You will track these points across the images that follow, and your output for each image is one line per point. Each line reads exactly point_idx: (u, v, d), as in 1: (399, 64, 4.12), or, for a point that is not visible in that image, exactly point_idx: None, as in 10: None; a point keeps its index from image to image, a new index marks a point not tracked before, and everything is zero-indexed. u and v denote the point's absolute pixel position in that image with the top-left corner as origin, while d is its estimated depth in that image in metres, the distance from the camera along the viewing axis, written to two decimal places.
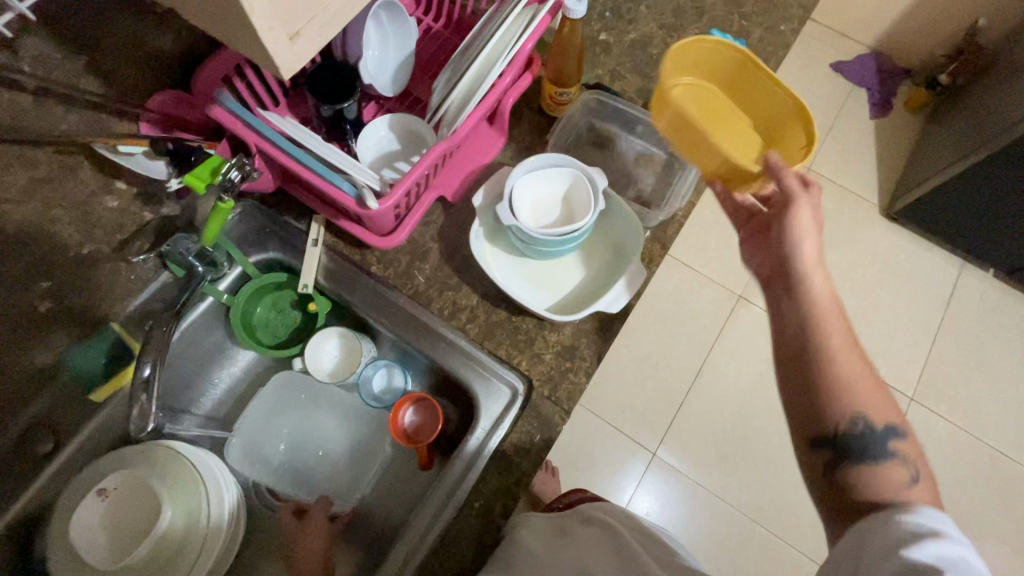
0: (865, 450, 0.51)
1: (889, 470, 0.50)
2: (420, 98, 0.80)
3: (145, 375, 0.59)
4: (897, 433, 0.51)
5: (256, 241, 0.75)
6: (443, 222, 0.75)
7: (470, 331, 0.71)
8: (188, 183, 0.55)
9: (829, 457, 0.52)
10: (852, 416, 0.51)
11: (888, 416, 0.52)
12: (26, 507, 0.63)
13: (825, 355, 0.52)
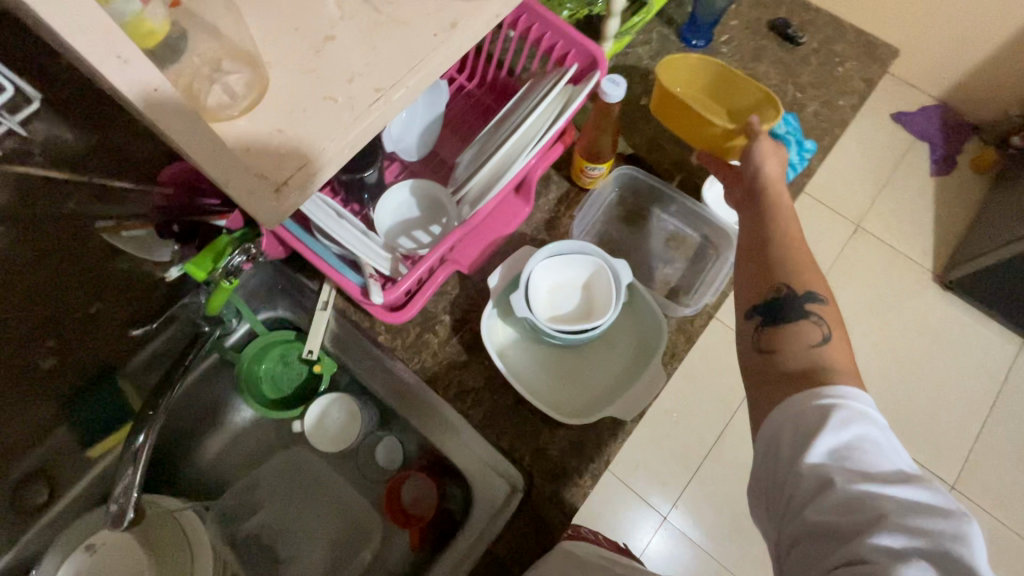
0: (784, 314, 0.53)
1: (811, 331, 0.52)
2: (445, 160, 0.77)
3: (137, 444, 0.61)
4: (820, 301, 0.53)
5: (267, 298, 0.73)
6: (457, 294, 0.72)
7: (473, 415, 0.68)
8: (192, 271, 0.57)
9: (761, 322, 0.54)
10: (783, 284, 0.55)
11: (814, 287, 0.55)
12: (18, 555, 0.64)
13: (781, 234, 0.59)
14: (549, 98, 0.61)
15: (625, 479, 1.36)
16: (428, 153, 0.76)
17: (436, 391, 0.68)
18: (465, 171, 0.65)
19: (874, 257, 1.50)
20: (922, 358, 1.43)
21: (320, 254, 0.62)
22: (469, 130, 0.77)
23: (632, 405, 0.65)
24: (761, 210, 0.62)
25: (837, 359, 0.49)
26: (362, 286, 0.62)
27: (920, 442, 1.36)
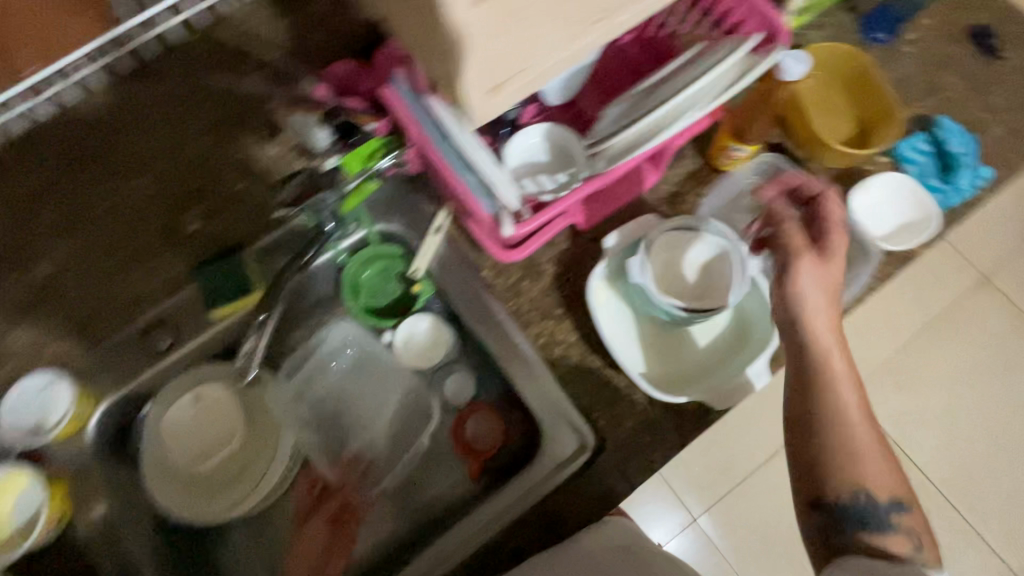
0: (863, 522, 0.54)
1: (900, 539, 0.53)
2: (584, 115, 0.75)
3: (259, 320, 0.70)
4: (904, 510, 0.54)
5: (384, 212, 0.75)
6: (567, 248, 0.72)
7: (558, 367, 0.69)
8: (347, 161, 0.65)
9: (825, 520, 0.55)
10: (856, 490, 0.55)
11: (897, 495, 0.55)
12: (138, 387, 0.71)
13: (852, 472, 0.55)
14: (727, 63, 0.57)
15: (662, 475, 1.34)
16: (567, 103, 0.75)
17: (527, 338, 0.70)
18: (609, 125, 0.63)
19: (997, 315, 1.36)
20: (1017, 436, 1.31)
21: (456, 174, 0.61)
22: (614, 87, 0.75)
23: (726, 396, 0.63)
24: (819, 396, 0.56)
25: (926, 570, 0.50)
26: (494, 216, 0.62)
27: (990, 519, 1.27)
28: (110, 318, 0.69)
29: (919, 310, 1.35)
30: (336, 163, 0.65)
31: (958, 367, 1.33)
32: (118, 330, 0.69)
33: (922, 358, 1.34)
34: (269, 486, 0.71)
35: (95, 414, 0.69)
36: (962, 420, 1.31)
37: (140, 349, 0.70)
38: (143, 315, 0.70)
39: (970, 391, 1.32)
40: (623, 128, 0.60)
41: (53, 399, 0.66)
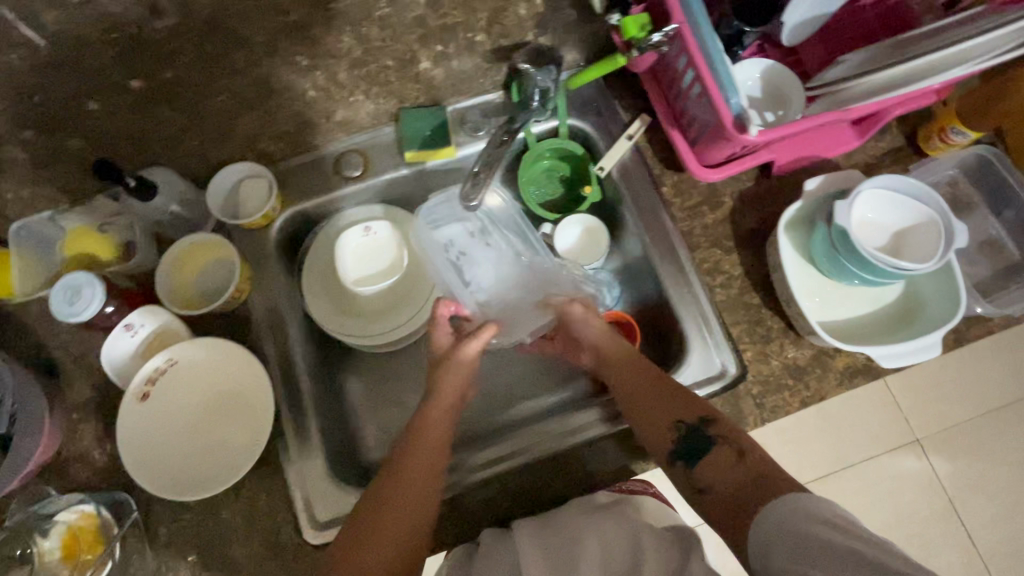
0: (695, 453, 0.57)
1: (725, 450, 0.56)
2: (801, 65, 0.75)
3: (476, 169, 0.69)
4: (713, 423, 0.58)
5: (581, 108, 0.77)
6: (751, 187, 0.73)
7: (716, 293, 0.70)
8: (624, 23, 0.61)
9: (681, 470, 0.57)
10: (676, 423, 0.59)
11: (701, 411, 0.59)
12: (311, 208, 0.73)
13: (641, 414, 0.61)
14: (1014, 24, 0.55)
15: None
16: (789, 48, 0.75)
17: (693, 260, 0.71)
18: (842, 73, 0.64)
19: None
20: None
21: (714, 63, 0.57)
22: (841, 44, 0.73)
23: (898, 358, 0.63)
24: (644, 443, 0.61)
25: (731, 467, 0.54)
26: (739, 116, 0.56)
27: None
28: (312, 132, 0.72)
29: (1004, 386, 1.30)
30: (618, 21, 0.62)
31: (1017, 444, 1.32)
32: (318, 148, 0.72)
33: (988, 427, 1.32)
34: (413, 325, 0.76)
35: (280, 217, 0.72)
36: (996, 491, 1.34)
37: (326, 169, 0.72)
38: (344, 139, 0.73)
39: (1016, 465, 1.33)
40: (869, 73, 0.60)
41: (246, 191, 0.70)
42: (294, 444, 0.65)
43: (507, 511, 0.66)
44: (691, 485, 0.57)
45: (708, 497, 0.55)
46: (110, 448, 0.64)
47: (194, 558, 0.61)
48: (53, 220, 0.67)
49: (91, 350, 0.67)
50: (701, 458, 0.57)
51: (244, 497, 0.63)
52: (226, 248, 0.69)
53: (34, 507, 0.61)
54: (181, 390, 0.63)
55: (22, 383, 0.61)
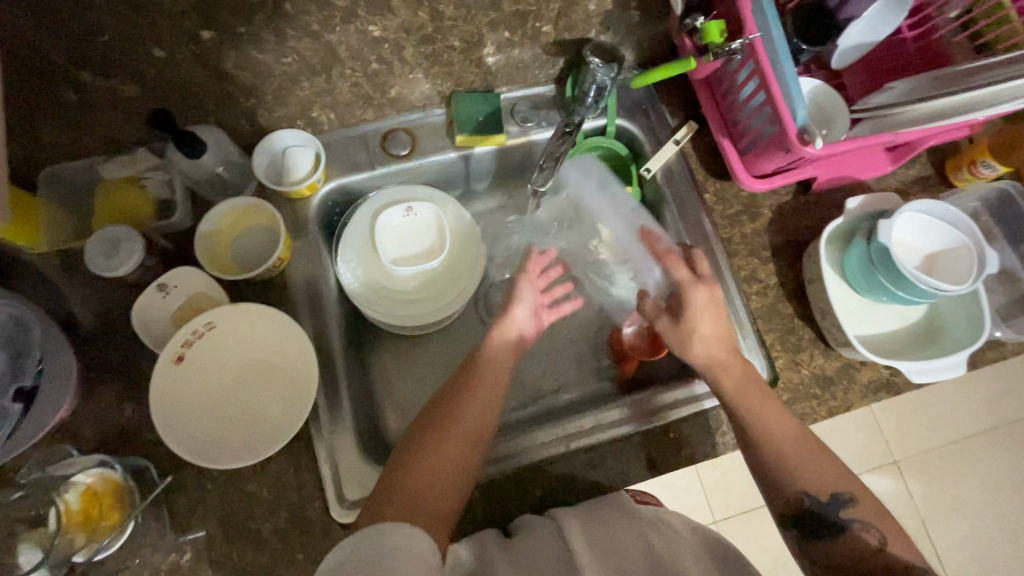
0: (816, 529, 0.56)
1: (858, 538, 0.55)
2: (844, 89, 0.78)
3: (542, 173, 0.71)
4: (849, 505, 0.56)
5: (630, 108, 0.77)
6: (789, 201, 0.75)
7: (752, 301, 0.72)
8: (709, 28, 0.62)
9: (799, 536, 0.57)
10: (802, 495, 0.57)
11: (833, 490, 0.57)
12: (355, 183, 0.72)
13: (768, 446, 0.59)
14: None
15: (696, 471, 1.31)
16: (834, 71, 0.78)
17: (732, 265, 0.73)
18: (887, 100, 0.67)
19: None
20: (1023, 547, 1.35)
21: (782, 77, 0.59)
22: (882, 72, 0.77)
23: (924, 374, 0.65)
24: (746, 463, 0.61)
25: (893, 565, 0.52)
26: (802, 129, 0.59)
27: None
28: (365, 106, 0.70)
29: (972, 414, 1.40)
30: (699, 24, 0.63)
31: (984, 473, 1.37)
32: (365, 122, 0.71)
33: (958, 455, 1.38)
34: (448, 312, 0.74)
35: (324, 186, 0.70)
36: (966, 514, 1.36)
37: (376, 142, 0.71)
38: (394, 116, 0.71)
39: (986, 492, 1.37)
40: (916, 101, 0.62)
41: (291, 159, 0.66)
42: (327, 417, 0.63)
43: (540, 499, 0.64)
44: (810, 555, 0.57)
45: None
46: (132, 411, 0.61)
47: (215, 531, 0.58)
48: (90, 168, 0.64)
49: (116, 306, 0.63)
50: (827, 536, 0.56)
51: (272, 471, 0.61)
52: (266, 212, 0.66)
53: (50, 468, 0.57)
54: (217, 354, 0.62)
55: (49, 334, 0.58)
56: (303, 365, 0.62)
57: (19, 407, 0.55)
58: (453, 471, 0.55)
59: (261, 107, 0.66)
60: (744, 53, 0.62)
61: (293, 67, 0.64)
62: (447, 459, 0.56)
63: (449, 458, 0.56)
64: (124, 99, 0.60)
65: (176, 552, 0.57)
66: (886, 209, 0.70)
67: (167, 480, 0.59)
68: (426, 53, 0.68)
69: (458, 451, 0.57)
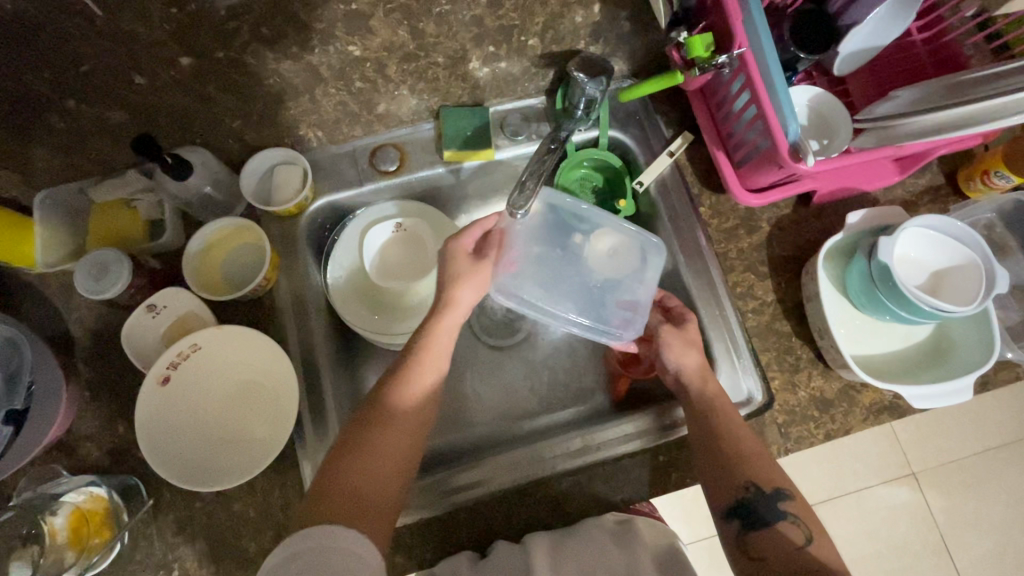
0: (755, 518, 0.56)
1: (788, 531, 0.55)
2: (848, 96, 0.74)
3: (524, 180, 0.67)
4: (787, 498, 0.56)
5: (623, 119, 0.75)
6: (789, 215, 0.72)
7: (748, 320, 0.70)
8: (691, 44, 0.60)
9: (737, 527, 0.56)
10: (747, 483, 0.57)
11: (776, 484, 0.57)
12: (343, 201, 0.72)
13: (716, 453, 0.59)
14: None
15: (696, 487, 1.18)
16: (838, 77, 0.74)
17: (727, 282, 0.71)
18: (884, 112, 0.64)
19: None
20: None
21: (774, 91, 0.56)
22: (889, 78, 0.72)
23: (928, 399, 0.62)
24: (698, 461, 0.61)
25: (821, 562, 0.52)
26: (795, 145, 0.56)
27: None
28: (353, 122, 0.70)
29: (996, 425, 1.33)
30: (683, 39, 0.61)
31: (1009, 485, 1.31)
32: (354, 138, 0.71)
33: (979, 468, 1.32)
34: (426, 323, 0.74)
35: (313, 204, 0.70)
36: (988, 530, 1.30)
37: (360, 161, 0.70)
38: (383, 131, 0.71)
39: (1010, 506, 1.31)
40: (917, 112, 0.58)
41: (279, 177, 0.67)
42: (312, 436, 0.64)
43: (524, 523, 0.64)
44: (743, 549, 0.56)
45: (760, 567, 0.54)
46: (123, 429, 0.62)
47: (201, 551, 0.59)
48: (81, 191, 0.66)
49: (107, 327, 0.64)
50: (760, 527, 0.56)
51: (257, 491, 0.61)
52: (255, 232, 0.67)
53: (42, 487, 0.59)
54: (205, 374, 0.62)
55: (41, 356, 0.59)
56: (287, 390, 0.62)
57: (10, 428, 0.55)
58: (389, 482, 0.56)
59: (248, 128, 0.66)
60: (735, 66, 0.60)
61: (276, 88, 0.64)
62: (379, 464, 0.56)
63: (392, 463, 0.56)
64: (111, 125, 0.61)
65: (163, 570, 0.58)
66: (890, 223, 0.67)
67: (151, 500, 0.59)
68: (410, 70, 0.67)
69: (391, 468, 0.56)
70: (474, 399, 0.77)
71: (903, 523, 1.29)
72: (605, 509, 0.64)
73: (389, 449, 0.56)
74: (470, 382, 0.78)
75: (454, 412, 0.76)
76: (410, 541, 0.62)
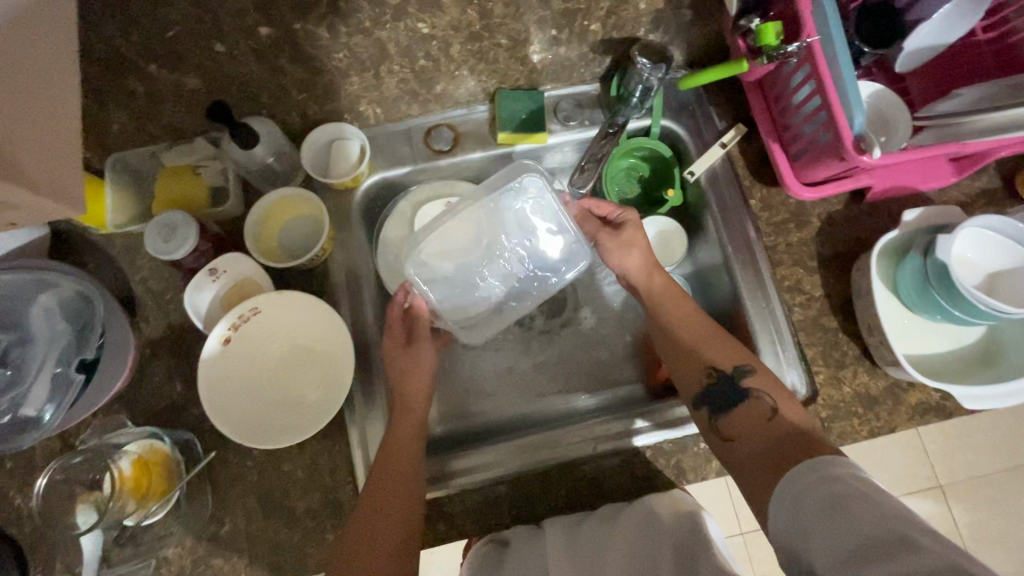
0: (724, 402, 0.60)
1: (759, 405, 0.58)
2: (907, 95, 0.73)
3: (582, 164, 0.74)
4: (750, 375, 0.60)
5: (677, 109, 0.76)
6: (840, 211, 0.72)
7: (794, 313, 0.70)
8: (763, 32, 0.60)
9: (707, 413, 0.60)
10: (710, 368, 0.62)
11: (738, 362, 0.61)
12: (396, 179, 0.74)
13: (673, 347, 0.66)
14: None
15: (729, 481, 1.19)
16: (897, 75, 0.73)
17: (774, 275, 0.71)
18: (948, 111, 0.63)
19: None
20: None
21: (841, 83, 0.56)
22: (950, 78, 0.71)
23: (979, 401, 0.61)
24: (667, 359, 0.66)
25: (789, 430, 0.54)
26: (858, 137, 0.56)
27: None
28: (411, 100, 0.71)
29: None
30: (754, 27, 0.61)
31: None
32: (410, 117, 0.72)
33: (1006, 482, 1.30)
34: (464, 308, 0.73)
35: (367, 179, 0.71)
36: (1013, 545, 1.28)
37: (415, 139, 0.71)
38: (438, 112, 0.72)
39: None
40: (986, 111, 0.57)
41: (337, 151, 0.68)
42: (361, 404, 0.65)
43: (562, 499, 0.65)
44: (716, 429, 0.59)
45: (734, 447, 0.57)
46: (181, 387, 0.64)
47: (253, 508, 0.61)
48: (152, 156, 0.68)
49: (170, 288, 0.67)
50: (729, 411, 0.59)
51: (307, 454, 0.63)
52: (314, 203, 0.69)
53: (107, 436, 0.61)
54: (262, 337, 0.64)
55: (111, 311, 0.62)
56: (341, 359, 0.64)
57: (83, 376, 0.58)
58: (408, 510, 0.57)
59: (312, 101, 0.68)
60: (801, 56, 0.60)
61: (343, 63, 0.67)
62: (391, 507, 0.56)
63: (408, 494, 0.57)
64: None
65: (217, 523, 0.60)
66: (945, 223, 0.67)
67: (208, 457, 0.62)
68: (473, 50, 0.69)
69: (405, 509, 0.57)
70: (512, 379, 0.79)
71: None
72: (641, 491, 0.65)
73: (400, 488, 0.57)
74: (510, 364, 0.79)
75: (493, 390, 0.78)
76: (451, 510, 0.64)
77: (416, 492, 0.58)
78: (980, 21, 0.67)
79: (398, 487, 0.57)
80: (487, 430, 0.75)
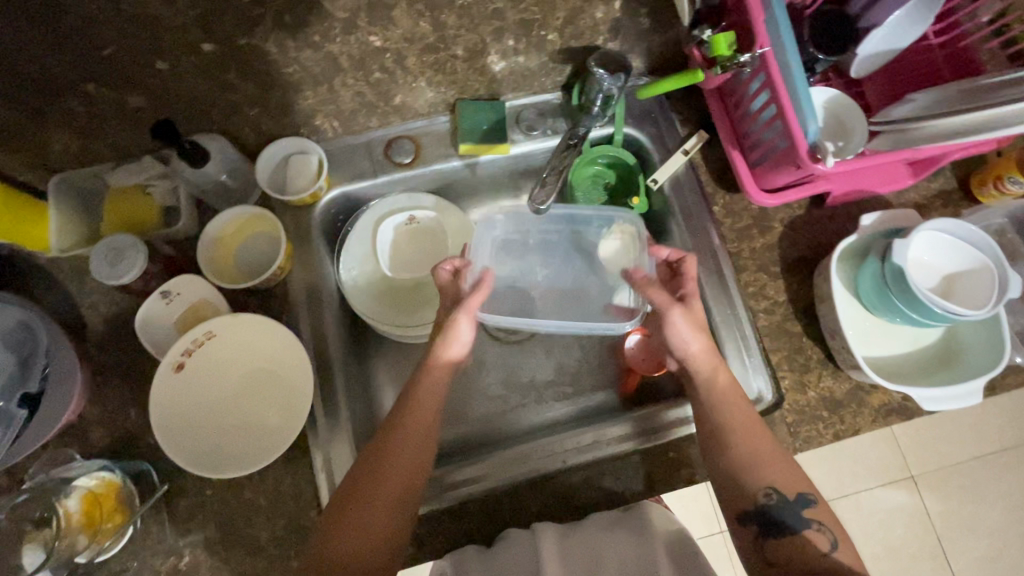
0: (776, 526, 0.55)
1: (810, 538, 0.54)
2: (863, 99, 0.74)
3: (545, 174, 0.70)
4: (808, 505, 0.56)
5: (639, 116, 0.75)
6: (802, 216, 0.73)
7: (759, 319, 0.70)
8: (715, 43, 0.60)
9: (757, 533, 0.56)
10: (766, 490, 0.56)
11: (798, 488, 0.56)
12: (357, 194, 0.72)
13: (721, 445, 0.58)
14: None
15: (708, 485, 1.21)
16: (854, 79, 0.74)
17: (739, 281, 0.71)
18: (901, 115, 0.64)
19: None
20: None
21: (795, 93, 0.57)
22: (903, 82, 0.73)
23: (937, 402, 0.62)
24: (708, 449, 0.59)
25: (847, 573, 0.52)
26: (813, 146, 0.57)
27: None
28: (369, 113, 0.70)
29: (995, 430, 1.34)
30: (707, 37, 0.61)
31: (1006, 490, 1.32)
32: (370, 129, 0.71)
33: (976, 472, 1.33)
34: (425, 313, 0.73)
35: (327, 195, 0.70)
36: (985, 533, 1.30)
37: (376, 152, 0.71)
38: (397, 123, 0.72)
39: (1007, 511, 1.31)
40: (934, 118, 0.57)
41: (294, 166, 0.67)
42: (324, 425, 0.64)
43: (533, 516, 0.64)
44: (761, 554, 0.55)
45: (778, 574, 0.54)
46: (135, 414, 0.62)
47: (212, 538, 0.59)
48: (98, 176, 0.66)
49: (121, 312, 0.64)
50: (778, 533, 0.55)
51: (268, 479, 0.61)
52: (269, 220, 0.67)
53: (55, 470, 0.59)
54: (219, 361, 0.63)
55: (56, 341, 0.59)
56: (300, 379, 0.62)
57: (25, 411, 0.57)
58: (383, 532, 0.54)
59: (265, 116, 0.66)
60: (755, 65, 0.60)
61: (296, 77, 0.63)
62: (365, 529, 0.53)
63: (382, 517, 0.54)
64: (130, 109, 0.61)
65: (174, 555, 0.58)
66: (904, 226, 0.68)
67: (164, 487, 0.59)
68: (430, 63, 0.66)
69: (380, 529, 0.54)
70: (482, 391, 0.78)
71: (900, 526, 1.30)
72: (612, 503, 0.65)
73: (375, 509, 0.54)
74: (480, 377, 0.79)
75: (463, 404, 0.77)
76: (419, 531, 0.62)
77: (393, 511, 0.55)
78: (931, 25, 0.69)
79: (374, 503, 0.54)
80: (457, 445, 0.74)
